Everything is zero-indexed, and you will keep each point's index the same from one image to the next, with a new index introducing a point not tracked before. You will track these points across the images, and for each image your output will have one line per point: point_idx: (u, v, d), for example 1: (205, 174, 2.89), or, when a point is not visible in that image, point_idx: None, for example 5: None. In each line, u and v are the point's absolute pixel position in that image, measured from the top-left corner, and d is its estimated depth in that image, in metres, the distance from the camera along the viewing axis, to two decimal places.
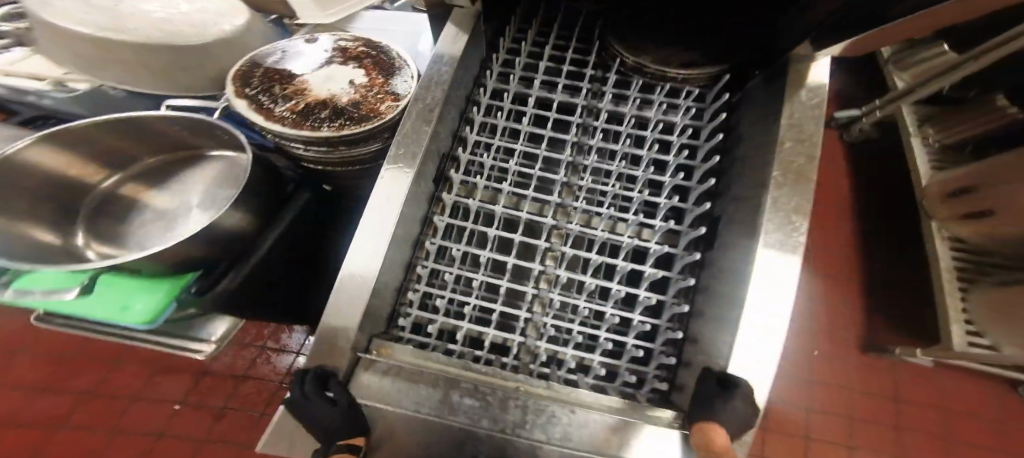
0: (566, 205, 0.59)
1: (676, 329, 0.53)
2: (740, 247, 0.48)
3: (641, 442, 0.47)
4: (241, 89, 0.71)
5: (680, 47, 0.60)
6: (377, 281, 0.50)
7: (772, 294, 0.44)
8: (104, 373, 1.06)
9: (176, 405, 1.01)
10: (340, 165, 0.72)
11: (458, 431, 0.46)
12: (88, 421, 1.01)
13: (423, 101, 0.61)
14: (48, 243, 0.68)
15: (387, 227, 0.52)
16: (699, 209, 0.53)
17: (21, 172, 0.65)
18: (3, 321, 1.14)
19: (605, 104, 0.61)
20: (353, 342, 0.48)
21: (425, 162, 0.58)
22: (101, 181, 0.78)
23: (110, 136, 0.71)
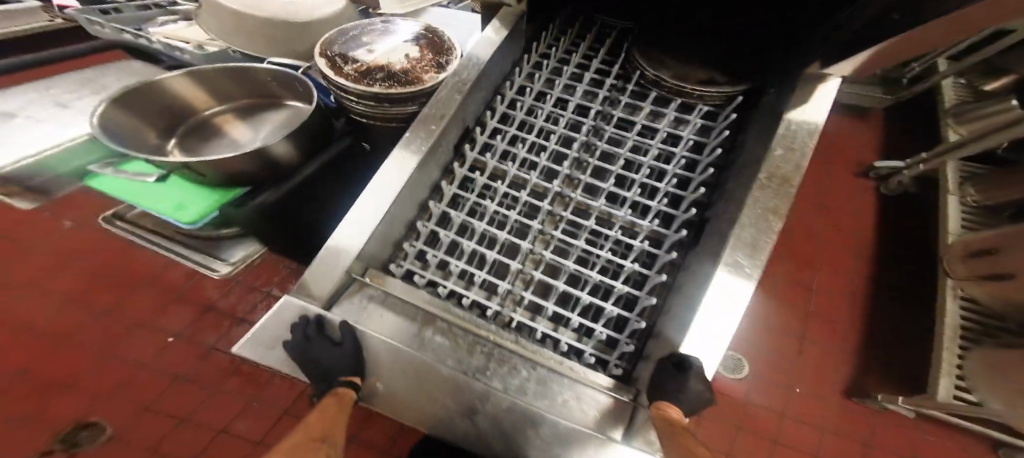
0: (565, 194, 0.63)
1: (643, 321, 0.55)
2: (716, 245, 0.51)
3: (592, 410, 0.50)
4: (324, 51, 0.79)
5: (701, 65, 0.64)
6: (387, 213, 0.58)
7: (739, 288, 0.47)
8: (125, 294, 1.23)
9: (171, 337, 1.17)
10: (382, 121, 0.77)
11: (425, 363, 0.52)
12: (91, 339, 1.14)
13: (459, 77, 0.67)
14: (149, 140, 0.84)
15: (399, 181, 0.60)
16: (686, 216, 0.57)
17: (158, 90, 0.83)
18: (65, 235, 1.30)
19: (618, 110, 0.64)
20: (349, 265, 0.56)
21: (448, 129, 0.64)
22: (206, 109, 0.93)
23: (224, 76, 0.88)
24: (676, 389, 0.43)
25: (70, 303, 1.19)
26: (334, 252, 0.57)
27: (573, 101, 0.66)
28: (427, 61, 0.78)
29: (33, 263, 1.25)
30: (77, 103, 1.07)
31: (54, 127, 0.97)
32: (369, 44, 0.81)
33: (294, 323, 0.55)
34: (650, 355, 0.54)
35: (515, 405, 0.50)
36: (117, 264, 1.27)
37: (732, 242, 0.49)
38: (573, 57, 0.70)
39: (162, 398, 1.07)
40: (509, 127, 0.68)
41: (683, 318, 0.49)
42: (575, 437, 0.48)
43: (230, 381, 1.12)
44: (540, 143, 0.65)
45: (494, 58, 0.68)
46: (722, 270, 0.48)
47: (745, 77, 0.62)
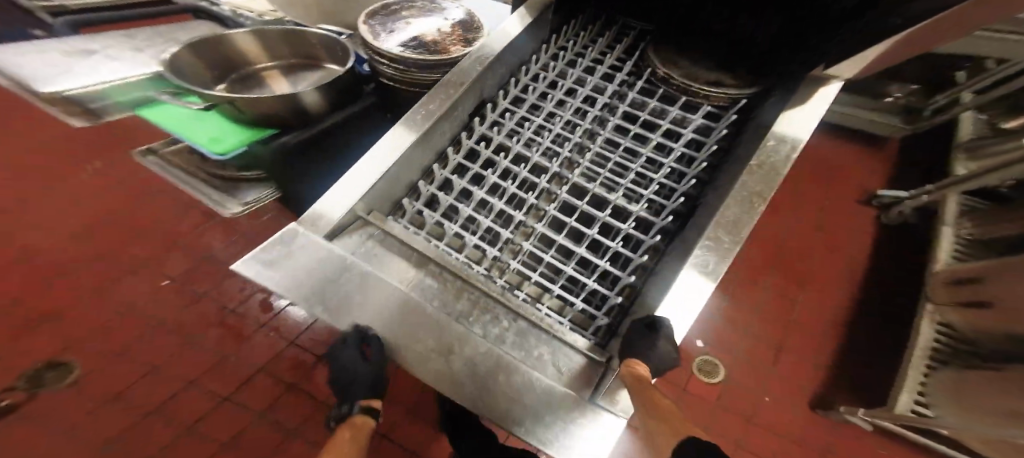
0: (563, 174, 0.66)
1: (621, 298, 0.57)
2: (701, 225, 0.54)
3: (562, 370, 0.52)
4: (366, 19, 0.86)
5: (710, 68, 0.68)
6: (396, 164, 0.64)
7: (717, 262, 0.50)
8: (133, 237, 1.29)
9: (167, 281, 1.24)
10: (407, 86, 0.83)
11: (413, 301, 0.56)
12: (95, 276, 1.21)
13: (481, 56, 0.73)
14: (202, 78, 0.90)
15: (413, 136, 0.66)
16: (675, 205, 0.60)
17: (222, 43, 0.91)
18: (88, 177, 1.39)
19: (624, 103, 0.68)
20: (353, 204, 0.61)
21: (462, 100, 0.70)
22: (259, 63, 1.00)
23: (277, 34, 0.96)
24: (647, 347, 0.46)
25: (86, 238, 1.27)
26: (346, 188, 0.62)
27: (582, 92, 0.71)
28: (455, 36, 0.84)
29: (69, 193, 1.35)
30: (149, 48, 1.17)
31: (127, 65, 1.07)
32: (407, 18, 0.88)
33: (294, 247, 0.58)
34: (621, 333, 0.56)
35: (492, 352, 0.53)
36: (129, 208, 1.34)
37: (716, 221, 0.53)
38: (588, 54, 0.75)
39: (148, 340, 1.14)
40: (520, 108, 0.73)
41: (664, 288, 0.52)
42: (542, 393, 0.50)
43: (215, 332, 1.18)
44: (545, 126, 0.70)
45: (514, 43, 0.75)
46: (704, 249, 0.51)
47: (755, 81, 0.66)
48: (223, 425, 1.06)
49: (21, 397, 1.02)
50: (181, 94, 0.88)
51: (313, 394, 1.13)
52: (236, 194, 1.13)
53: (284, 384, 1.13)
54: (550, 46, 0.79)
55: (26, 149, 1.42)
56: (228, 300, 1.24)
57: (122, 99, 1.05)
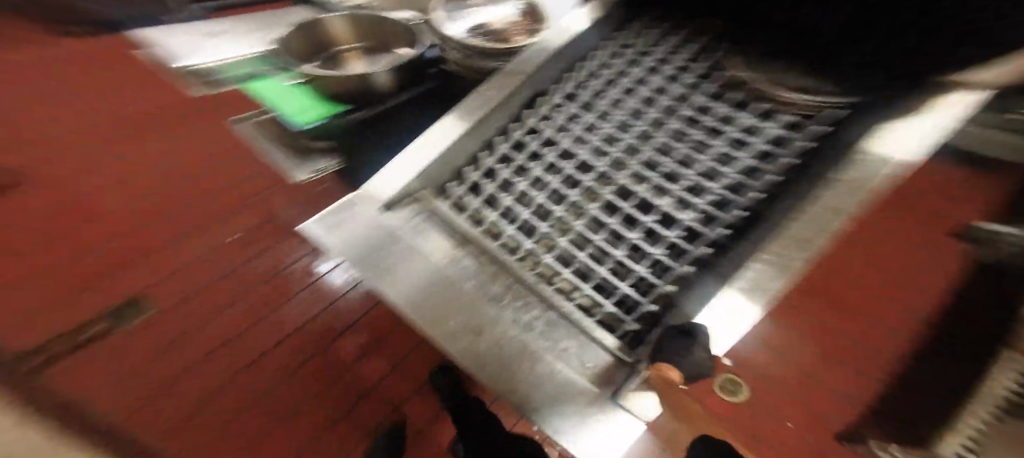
0: (608, 174, 0.63)
1: (655, 306, 0.53)
2: (757, 241, 0.50)
3: (582, 368, 0.52)
4: (439, 6, 0.90)
5: (798, 73, 0.60)
6: (450, 146, 0.68)
7: (774, 281, 0.47)
8: (210, 191, 1.44)
9: (235, 234, 1.36)
10: (469, 72, 0.85)
11: (450, 278, 0.59)
12: (176, 223, 1.35)
13: (543, 53, 0.76)
14: (300, 57, 1.00)
15: (469, 122, 0.70)
16: (728, 220, 0.53)
17: (318, 29, 1.01)
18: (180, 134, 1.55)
19: (686, 106, 0.64)
20: (410, 181, 0.66)
21: (517, 92, 0.73)
22: (344, 45, 1.05)
23: (362, 20, 1.03)
24: (680, 353, 0.45)
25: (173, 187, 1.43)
26: (406, 165, 0.68)
27: (640, 93, 0.69)
28: (521, 26, 0.85)
29: (162, 146, 1.51)
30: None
31: None
32: (477, 6, 0.90)
33: (356, 215, 0.65)
34: (650, 341, 0.52)
35: (519, 337, 0.55)
36: (211, 165, 1.49)
37: (777, 240, 0.49)
38: (653, 54, 0.73)
39: (207, 287, 1.25)
40: (576, 103, 0.72)
41: (704, 296, 0.51)
42: (562, 380, 0.52)
43: (260, 287, 1.28)
44: (595, 125, 0.68)
45: (577, 40, 0.77)
46: (761, 264, 0.48)
47: (861, 88, 0.55)
48: (264, 378, 1.16)
49: (103, 329, 1.14)
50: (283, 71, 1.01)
51: (337, 357, 1.21)
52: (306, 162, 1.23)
53: (313, 348, 1.21)
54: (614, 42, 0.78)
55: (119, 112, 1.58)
56: (280, 258, 1.34)
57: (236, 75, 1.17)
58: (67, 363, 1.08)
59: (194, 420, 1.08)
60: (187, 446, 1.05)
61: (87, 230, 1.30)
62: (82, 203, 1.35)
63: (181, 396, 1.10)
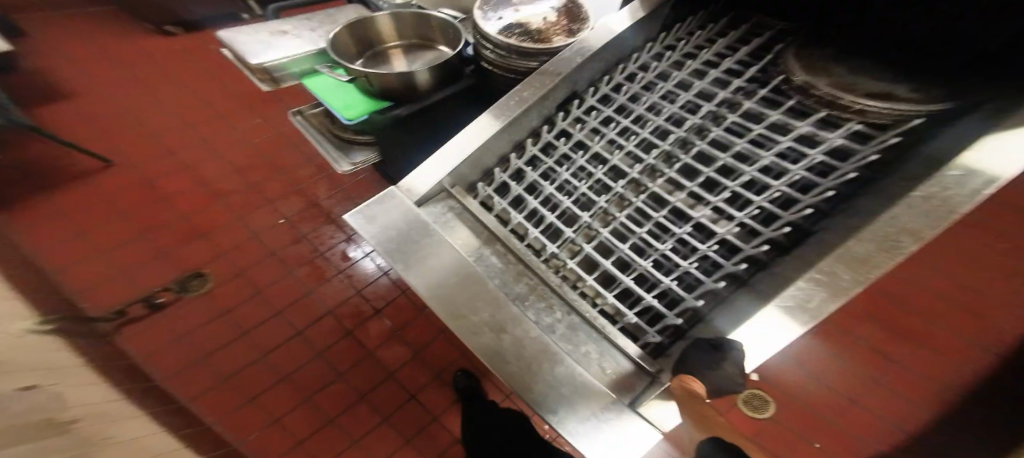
0: (640, 181, 0.61)
1: (680, 320, 0.51)
2: (818, 251, 0.45)
3: (601, 375, 0.52)
4: (481, 5, 0.90)
5: (871, 78, 0.55)
6: (484, 143, 0.68)
7: (824, 302, 0.42)
8: (262, 178, 1.54)
9: (281, 220, 1.45)
10: (504, 72, 0.86)
11: (476, 275, 0.59)
12: (230, 207, 1.46)
13: (582, 51, 0.73)
14: (349, 52, 1.04)
15: (503, 120, 0.69)
16: (773, 235, 0.49)
17: (366, 27, 1.04)
18: (240, 125, 1.68)
19: (733, 113, 0.60)
20: (443, 178, 0.67)
21: (553, 92, 0.72)
22: (388, 42, 1.09)
23: (407, 19, 1.06)
24: (711, 365, 0.44)
25: (230, 173, 1.55)
26: (440, 160, 0.68)
27: (683, 96, 0.65)
28: (560, 25, 0.85)
29: (225, 134, 1.65)
30: (321, 27, 1.15)
31: (304, 41, 1.08)
32: (517, 5, 0.90)
33: (389, 207, 0.65)
34: (672, 354, 0.51)
35: (541, 338, 0.55)
36: (265, 155, 1.60)
37: (835, 253, 0.43)
38: (701, 56, 0.69)
39: (254, 266, 1.35)
40: (612, 105, 0.70)
41: (741, 310, 0.47)
42: (580, 384, 0.51)
43: (300, 269, 1.36)
44: (631, 129, 0.66)
45: (621, 37, 0.74)
46: (810, 281, 0.43)
47: (947, 95, 0.50)
48: (293, 356, 1.22)
49: (171, 296, 1.27)
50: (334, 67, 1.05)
51: (363, 341, 1.26)
52: (347, 154, 1.26)
53: (342, 331, 1.27)
54: (659, 43, 0.76)
55: (189, 103, 1.74)
56: (319, 244, 1.42)
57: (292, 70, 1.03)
58: (135, 328, 1.21)
59: (229, 390, 1.15)
60: (223, 410, 1.12)
61: (158, 208, 1.44)
62: (154, 183, 1.50)
63: (219, 364, 1.18)
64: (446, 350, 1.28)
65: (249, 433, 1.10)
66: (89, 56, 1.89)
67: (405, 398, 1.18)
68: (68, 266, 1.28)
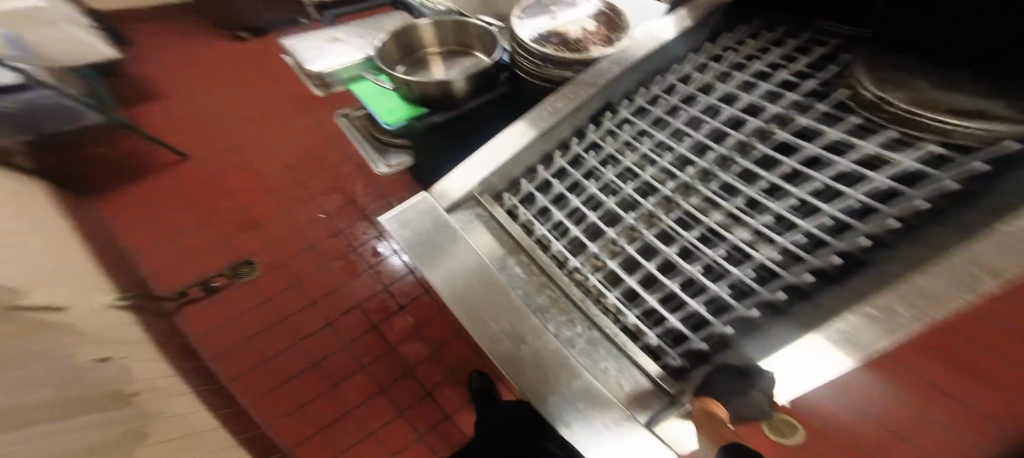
0: (672, 198, 0.58)
1: (705, 345, 0.49)
2: (877, 283, 0.39)
3: (617, 394, 0.51)
4: (519, 12, 0.90)
5: (963, 90, 0.45)
6: (515, 154, 0.69)
7: (877, 339, 0.37)
8: (308, 175, 1.64)
9: (322, 215, 1.54)
10: (538, 80, 0.86)
11: (498, 282, 0.60)
12: (279, 200, 1.57)
13: (620, 62, 0.73)
14: (392, 56, 1.07)
15: (536, 131, 0.70)
16: (820, 265, 0.43)
17: (410, 34, 1.07)
18: (293, 124, 1.80)
19: (785, 130, 0.55)
20: (473, 185, 0.68)
21: (588, 103, 0.71)
22: (429, 48, 1.12)
23: (448, 27, 1.09)
24: (737, 391, 0.42)
25: (281, 168, 1.66)
26: (471, 168, 0.70)
27: (727, 110, 0.62)
28: (598, 35, 0.84)
29: (279, 133, 1.77)
30: (370, 35, 1.20)
31: (354, 49, 1.13)
32: (555, 13, 0.90)
33: (420, 211, 0.68)
34: (693, 379, 0.49)
35: (560, 351, 0.55)
36: (312, 153, 1.71)
37: (896, 289, 0.37)
38: (752, 67, 0.65)
39: (295, 257, 1.44)
40: (649, 118, 0.69)
41: (774, 339, 0.45)
42: (597, 395, 0.52)
43: (335, 262, 1.44)
44: (667, 143, 0.64)
45: (663, 49, 0.73)
46: (861, 315, 0.38)
47: None
48: (323, 346, 1.29)
49: (223, 281, 1.38)
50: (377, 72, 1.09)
51: (387, 336, 1.31)
52: (384, 157, 1.32)
53: (368, 325, 1.32)
54: (704, 53, 0.72)
55: (250, 103, 1.88)
56: (354, 239, 1.49)
57: (342, 73, 1.07)
58: (193, 308, 1.33)
59: (266, 373, 1.24)
60: (254, 393, 1.20)
61: (219, 199, 1.57)
62: (215, 175, 1.64)
63: (259, 347, 1.27)
64: (462, 352, 1.30)
65: (275, 417, 1.17)
66: (171, 58, 2.09)
67: (423, 396, 1.23)
68: (142, 246, 1.44)
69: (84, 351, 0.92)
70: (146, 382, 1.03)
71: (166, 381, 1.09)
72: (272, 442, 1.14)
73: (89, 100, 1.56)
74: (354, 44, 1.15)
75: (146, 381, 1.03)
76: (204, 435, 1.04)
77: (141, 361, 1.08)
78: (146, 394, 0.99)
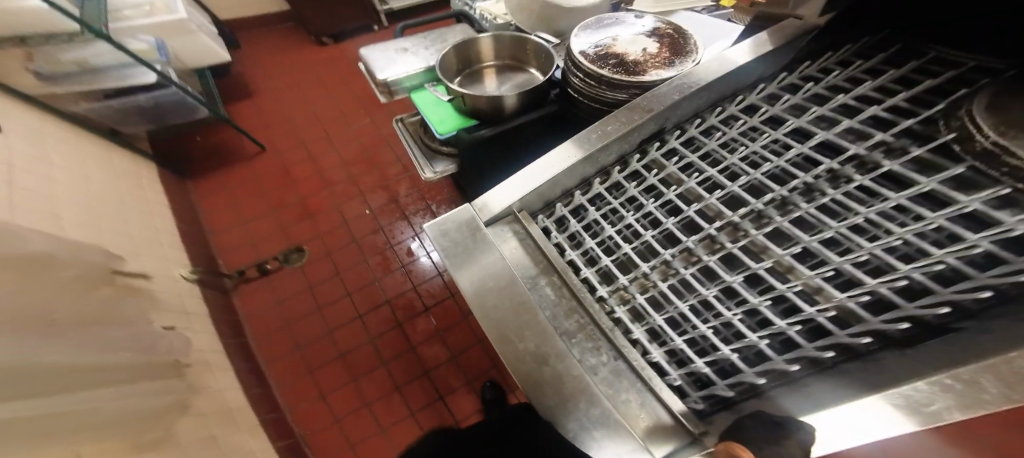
0: (717, 237, 0.56)
1: (730, 393, 0.47)
2: (971, 350, 0.33)
3: (636, 430, 0.50)
4: (580, 29, 0.90)
5: None
6: (559, 173, 0.69)
7: (946, 408, 0.33)
8: (362, 171, 1.74)
9: (366, 211, 1.62)
10: (590, 100, 0.86)
11: (528, 301, 0.60)
12: (335, 193, 1.68)
13: (679, 86, 0.70)
14: (452, 70, 1.11)
15: (582, 152, 0.69)
16: (879, 328, 0.39)
17: (470, 48, 1.10)
18: (355, 123, 1.91)
19: (864, 177, 0.49)
20: (515, 201, 0.68)
21: (640, 127, 0.69)
22: (486, 62, 1.15)
23: (507, 43, 1.11)
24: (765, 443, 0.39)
25: (340, 163, 1.77)
26: (514, 184, 0.70)
27: (796, 148, 0.57)
28: (659, 57, 0.82)
29: (342, 132, 1.88)
30: (437, 44, 1.22)
31: (419, 58, 1.15)
32: (615, 33, 0.89)
33: (459, 221, 0.69)
34: (718, 424, 0.48)
35: (582, 379, 0.54)
36: (369, 151, 1.81)
37: (990, 360, 0.32)
38: (836, 98, 0.57)
39: (339, 250, 1.53)
40: (701, 150, 0.66)
41: (808, 393, 0.42)
42: (612, 423, 0.51)
43: (372, 258, 1.51)
44: (719, 179, 0.61)
45: (731, 74, 0.69)
46: (933, 384, 0.34)
47: None
48: (352, 336, 1.35)
49: (276, 265, 1.50)
50: (437, 84, 1.14)
51: (409, 335, 1.35)
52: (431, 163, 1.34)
53: (395, 321, 1.38)
54: (778, 82, 0.68)
55: (318, 100, 2.02)
56: (391, 237, 1.55)
57: (408, 83, 1.12)
58: (247, 287, 1.46)
59: (302, 357, 1.32)
60: (288, 374, 1.29)
61: (283, 188, 1.70)
62: (283, 166, 1.78)
63: (300, 329, 1.37)
64: (480, 359, 1.31)
65: (299, 402, 1.25)
66: (257, 56, 2.29)
67: (436, 397, 1.25)
68: (215, 227, 1.60)
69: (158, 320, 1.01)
70: (198, 353, 1.12)
71: (214, 355, 1.18)
72: (290, 426, 1.21)
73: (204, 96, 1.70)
74: (421, 54, 1.17)
75: (197, 353, 1.12)
76: (237, 411, 1.11)
77: (197, 333, 1.18)
78: (196, 367, 1.07)
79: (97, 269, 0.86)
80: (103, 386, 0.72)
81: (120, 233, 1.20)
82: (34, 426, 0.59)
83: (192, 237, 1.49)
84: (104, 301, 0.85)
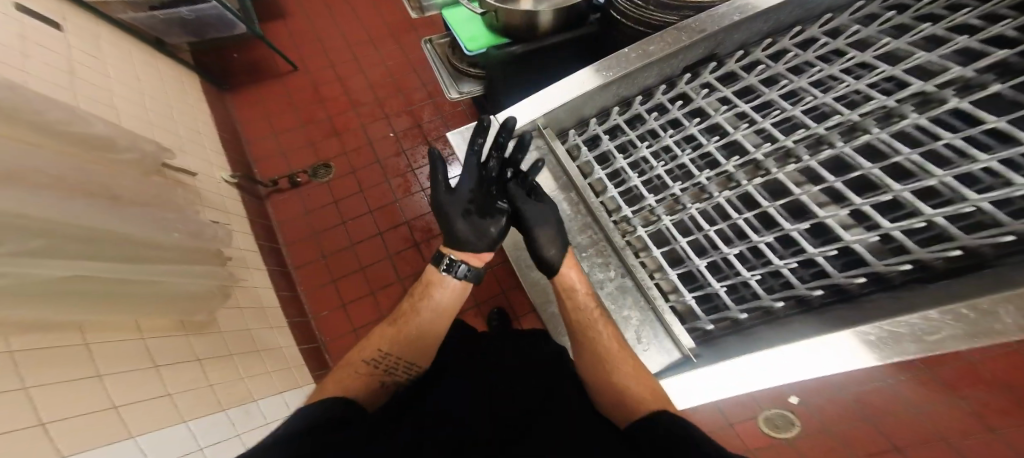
0: (733, 176, 0.55)
1: (712, 327, 0.52)
2: (985, 287, 0.35)
3: (647, 354, 0.54)
4: None
5: None
6: (581, 95, 0.66)
7: (949, 338, 0.35)
8: (389, 96, 1.73)
9: (390, 134, 1.64)
10: (633, 22, 0.84)
11: (540, 214, 0.64)
12: (363, 116, 1.69)
13: (733, 12, 0.64)
14: None
15: (612, 74, 0.65)
16: (880, 270, 0.41)
17: None
18: (387, 47, 1.87)
19: (919, 116, 0.42)
20: (532, 119, 0.68)
21: (678, 54, 0.65)
22: None
23: None
24: (737, 356, 0.46)
25: (369, 87, 1.76)
26: (537, 102, 0.68)
27: (849, 83, 0.51)
28: None
29: (372, 55, 1.85)
30: None
31: None
32: None
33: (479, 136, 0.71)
34: (716, 348, 0.50)
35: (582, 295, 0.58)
36: (398, 76, 1.78)
37: (1008, 293, 0.33)
38: (923, 28, 0.50)
39: (364, 168, 1.57)
40: (737, 85, 0.62)
41: (807, 329, 0.44)
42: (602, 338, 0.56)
43: (394, 180, 1.54)
44: (750, 115, 0.58)
45: (795, 2, 0.62)
46: (944, 312, 0.36)
47: None
48: (372, 252, 1.42)
49: (305, 179, 1.55)
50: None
51: (423, 253, 1.41)
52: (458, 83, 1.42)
53: (412, 241, 1.43)
54: (854, 13, 0.60)
55: (351, 20, 1.97)
56: (414, 162, 1.58)
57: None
58: (279, 197, 1.52)
59: (325, 264, 1.41)
60: (318, 282, 1.38)
61: (313, 105, 1.73)
62: (315, 86, 1.78)
63: (324, 239, 1.45)
64: (489, 286, 1.35)
65: (321, 311, 1.34)
66: None
67: None
68: (252, 140, 1.66)
69: (203, 213, 1.07)
70: (237, 251, 1.22)
71: (251, 254, 1.28)
72: (313, 331, 1.31)
73: (242, 13, 1.65)
74: None
75: (236, 250, 1.22)
76: (274, 310, 1.23)
77: (237, 232, 1.28)
78: (237, 261, 1.18)
79: (149, 159, 0.93)
80: (159, 261, 0.78)
81: (170, 133, 1.28)
82: (108, 272, 0.66)
83: (233, 146, 1.57)
84: (152, 184, 0.89)
